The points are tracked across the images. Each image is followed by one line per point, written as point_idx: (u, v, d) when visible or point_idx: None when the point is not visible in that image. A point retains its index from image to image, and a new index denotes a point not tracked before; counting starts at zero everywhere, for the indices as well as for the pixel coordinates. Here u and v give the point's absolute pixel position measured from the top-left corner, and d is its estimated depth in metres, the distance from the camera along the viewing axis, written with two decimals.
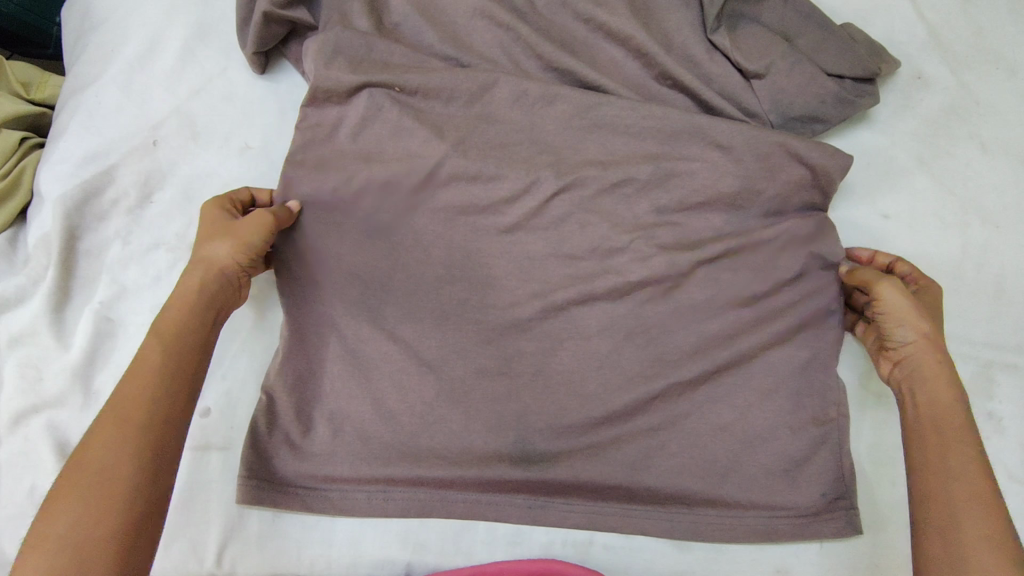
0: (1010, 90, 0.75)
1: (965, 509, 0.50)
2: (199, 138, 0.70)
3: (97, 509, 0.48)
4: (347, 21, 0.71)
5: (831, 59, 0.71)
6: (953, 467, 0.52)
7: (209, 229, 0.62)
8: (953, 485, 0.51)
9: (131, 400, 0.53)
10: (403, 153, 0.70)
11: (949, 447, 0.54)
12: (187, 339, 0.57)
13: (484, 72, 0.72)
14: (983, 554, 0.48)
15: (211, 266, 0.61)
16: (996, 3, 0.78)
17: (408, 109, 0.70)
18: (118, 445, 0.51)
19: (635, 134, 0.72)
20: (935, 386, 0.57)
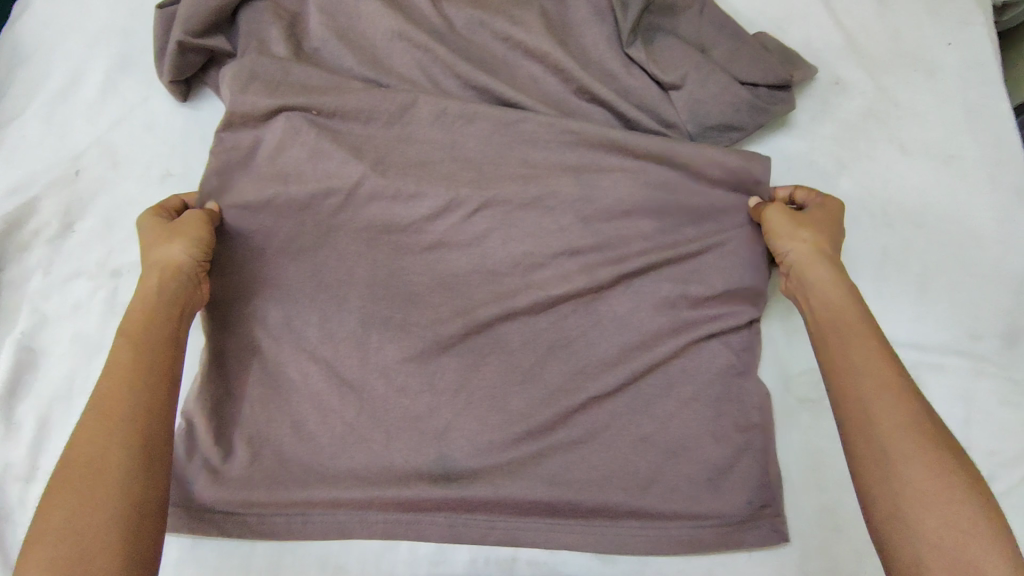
0: (928, 92, 0.78)
1: (878, 402, 0.53)
2: (120, 167, 0.72)
3: (86, 500, 0.49)
4: (267, 51, 0.73)
5: (744, 68, 0.74)
6: (858, 362, 0.56)
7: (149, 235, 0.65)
8: (860, 379, 0.55)
9: (111, 402, 0.54)
10: (324, 175, 0.71)
11: (850, 342, 0.58)
12: (158, 339, 0.59)
13: (402, 92, 0.73)
14: (898, 437, 0.51)
15: (164, 266, 0.63)
16: (915, 7, 0.81)
17: (326, 132, 0.72)
18: (101, 442, 0.52)
19: (553, 148, 0.72)
20: (825, 288, 0.62)
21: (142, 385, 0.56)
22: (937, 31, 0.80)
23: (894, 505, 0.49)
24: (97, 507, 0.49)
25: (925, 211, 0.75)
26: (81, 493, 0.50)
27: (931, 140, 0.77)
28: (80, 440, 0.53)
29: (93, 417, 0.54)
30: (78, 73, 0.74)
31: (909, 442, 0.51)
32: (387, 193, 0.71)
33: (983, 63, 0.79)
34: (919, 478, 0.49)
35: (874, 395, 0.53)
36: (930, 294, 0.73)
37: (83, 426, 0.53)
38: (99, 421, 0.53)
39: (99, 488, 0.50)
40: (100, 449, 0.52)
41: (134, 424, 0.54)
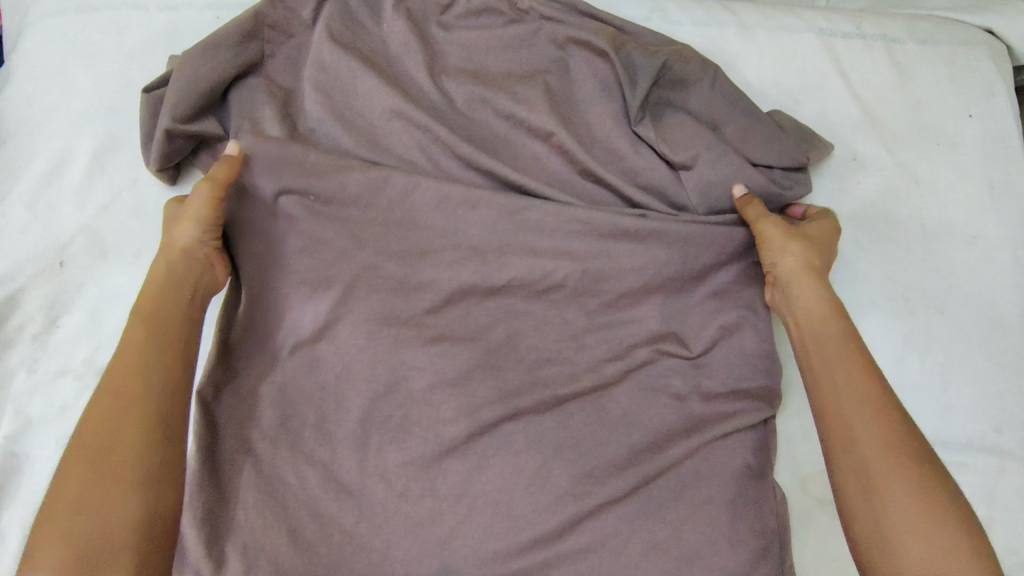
0: (949, 169, 0.76)
1: (860, 423, 0.54)
2: (107, 256, 0.69)
3: (112, 482, 0.51)
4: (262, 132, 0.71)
5: (758, 148, 0.71)
6: (842, 384, 0.57)
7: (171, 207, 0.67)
8: (844, 403, 0.56)
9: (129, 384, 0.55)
10: (322, 266, 0.69)
11: (835, 363, 0.59)
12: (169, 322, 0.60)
13: (403, 175, 0.70)
14: (880, 458, 0.52)
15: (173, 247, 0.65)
16: (936, 76, 0.78)
17: (324, 220, 0.70)
18: (117, 426, 0.53)
19: (562, 238, 0.69)
20: (812, 304, 0.63)
21: (158, 370, 0.57)
22: (959, 101, 0.77)
23: (873, 523, 0.51)
24: (116, 486, 0.51)
25: (946, 295, 0.72)
26: (103, 476, 0.51)
27: (951, 219, 0.74)
28: (93, 422, 0.53)
29: (110, 399, 0.54)
30: (60, 155, 0.71)
31: (891, 464, 0.52)
32: (388, 285, 0.69)
33: (1004, 138, 0.77)
34: (905, 505, 0.50)
35: (859, 417, 0.55)
36: (950, 381, 0.70)
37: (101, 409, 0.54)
38: (114, 404, 0.54)
39: (119, 473, 0.51)
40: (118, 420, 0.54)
41: (152, 407, 0.55)
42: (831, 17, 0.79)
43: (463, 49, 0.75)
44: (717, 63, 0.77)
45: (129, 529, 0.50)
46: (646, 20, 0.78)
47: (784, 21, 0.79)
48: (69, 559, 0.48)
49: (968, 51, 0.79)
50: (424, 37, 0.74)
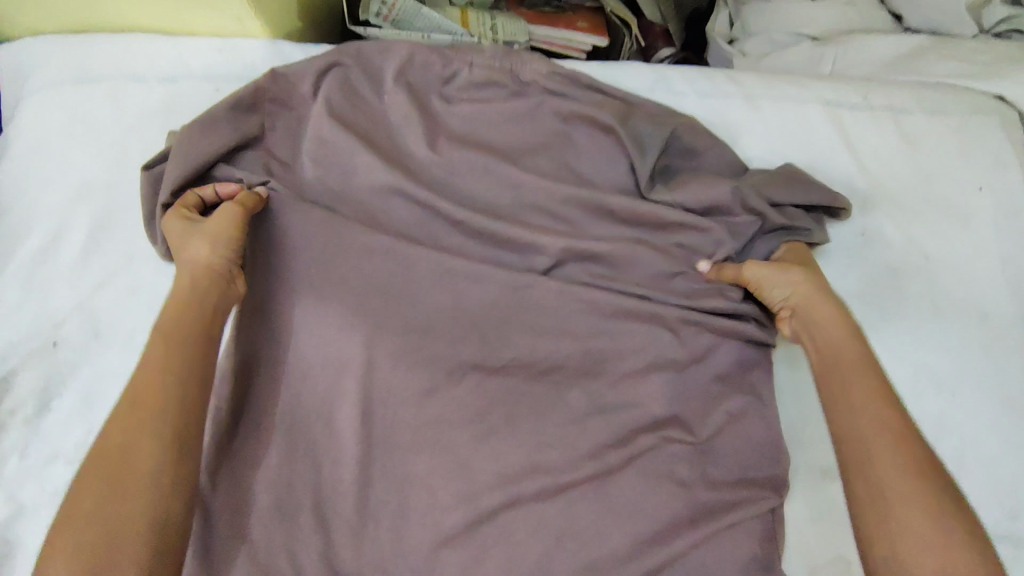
0: (959, 242, 0.74)
1: (878, 443, 0.52)
2: (102, 337, 0.68)
3: (125, 481, 0.49)
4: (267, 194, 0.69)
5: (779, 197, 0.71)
6: (858, 402, 0.55)
7: (179, 233, 0.64)
8: (860, 421, 0.54)
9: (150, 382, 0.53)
10: (321, 341, 0.66)
11: (851, 380, 0.57)
12: (184, 336, 0.57)
13: (410, 248, 0.68)
14: (899, 478, 0.50)
15: (196, 266, 0.61)
16: (946, 146, 0.77)
17: (320, 290, 0.67)
18: (127, 447, 0.50)
19: (564, 315, 0.68)
20: (829, 326, 0.61)
21: (173, 388, 0.54)
22: (970, 174, 0.76)
23: (887, 543, 0.49)
24: (128, 487, 0.48)
25: (957, 374, 0.71)
26: (112, 481, 0.48)
27: (961, 295, 0.73)
28: (107, 442, 0.51)
29: (123, 418, 0.51)
30: (58, 230, 0.70)
31: (912, 484, 0.50)
32: (388, 365, 0.66)
33: (1016, 212, 0.76)
34: (922, 527, 0.48)
35: (883, 435, 0.52)
36: (962, 465, 0.68)
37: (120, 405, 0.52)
38: (126, 424, 0.51)
39: (125, 497, 0.48)
40: (139, 415, 0.52)
41: (164, 428, 0.52)
42: (837, 88, 0.79)
43: (464, 122, 0.74)
44: (722, 135, 0.76)
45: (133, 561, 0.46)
46: (649, 91, 0.78)
47: (790, 92, 0.78)
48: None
49: (979, 121, 0.78)
50: (426, 110, 0.73)
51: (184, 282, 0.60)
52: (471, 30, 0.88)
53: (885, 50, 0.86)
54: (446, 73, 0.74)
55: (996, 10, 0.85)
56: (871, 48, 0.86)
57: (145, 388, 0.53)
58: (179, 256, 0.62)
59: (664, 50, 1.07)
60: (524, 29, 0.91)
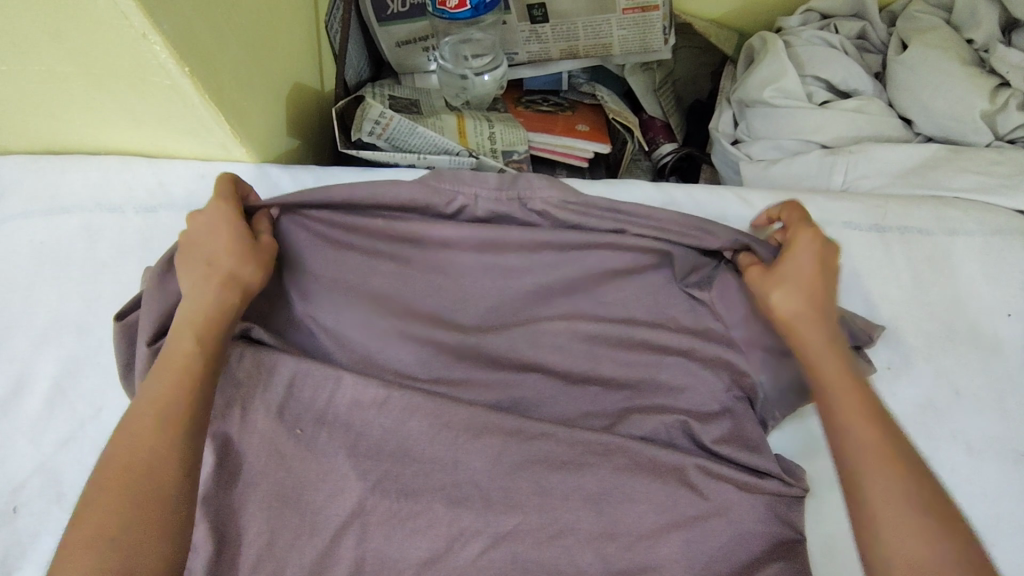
0: (991, 375, 0.70)
1: (874, 489, 0.52)
2: (65, 501, 0.62)
3: (145, 514, 0.49)
4: (249, 341, 0.63)
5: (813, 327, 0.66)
6: (855, 443, 0.54)
7: (213, 231, 0.61)
8: (863, 462, 0.53)
9: (174, 406, 0.54)
10: (308, 509, 0.60)
11: (847, 416, 0.55)
12: (211, 351, 0.57)
13: (405, 396, 0.62)
14: (894, 486, 0.51)
15: (236, 288, 0.60)
16: (969, 269, 0.74)
17: (304, 450, 0.61)
18: (154, 468, 0.51)
19: (576, 468, 0.62)
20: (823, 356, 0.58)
21: (198, 406, 0.55)
22: (996, 300, 0.73)
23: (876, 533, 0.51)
24: (151, 523, 0.49)
25: (1001, 524, 0.65)
26: (136, 509, 0.49)
27: (996, 435, 0.68)
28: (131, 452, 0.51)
29: (151, 437, 0.52)
30: (23, 376, 0.66)
31: (904, 491, 0.51)
32: (386, 533, 0.59)
33: None
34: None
35: (877, 451, 0.53)
36: None
37: (141, 426, 0.53)
38: (153, 438, 0.52)
39: (151, 530, 0.49)
40: (162, 436, 0.52)
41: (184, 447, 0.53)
42: (853, 207, 0.75)
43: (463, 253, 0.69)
44: None
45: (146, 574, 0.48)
46: None
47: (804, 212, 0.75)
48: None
49: (1004, 242, 0.75)
50: (424, 238, 0.69)
51: (214, 290, 0.59)
52: (469, 143, 0.84)
53: (899, 160, 0.82)
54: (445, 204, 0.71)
55: (1012, 115, 0.82)
56: (884, 158, 0.82)
57: (167, 408, 0.53)
58: (223, 266, 0.60)
59: (665, 146, 1.03)
60: (524, 138, 0.87)
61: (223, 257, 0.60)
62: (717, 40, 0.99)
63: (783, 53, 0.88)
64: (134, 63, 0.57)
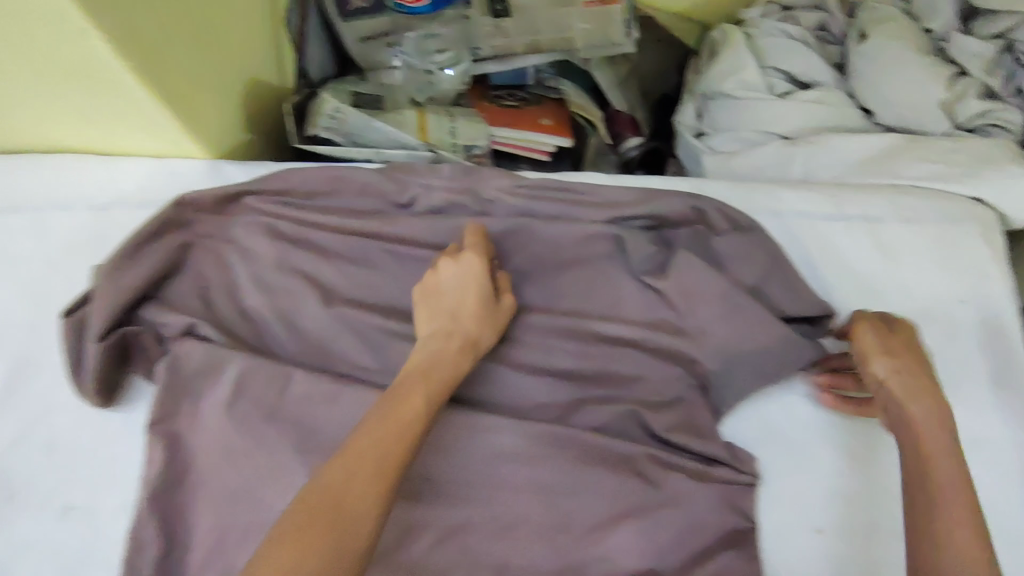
0: (946, 360, 0.71)
1: (953, 542, 0.47)
2: (15, 500, 0.62)
3: (333, 553, 0.46)
4: (196, 337, 0.63)
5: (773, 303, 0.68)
6: (940, 487, 0.50)
7: (462, 288, 0.64)
8: (949, 509, 0.49)
9: (391, 440, 0.53)
10: (257, 505, 0.59)
11: (935, 469, 0.51)
12: (432, 403, 0.57)
13: (356, 390, 0.61)
14: (971, 540, 0.47)
15: (468, 348, 0.61)
16: (926, 257, 0.74)
17: (255, 445, 0.61)
18: (353, 512, 0.48)
19: (527, 458, 0.62)
20: (919, 416, 0.55)
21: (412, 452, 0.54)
22: (950, 288, 0.73)
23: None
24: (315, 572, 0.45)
25: None
26: (337, 550, 0.46)
27: None
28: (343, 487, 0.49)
29: (343, 476, 0.50)
30: None
31: (981, 549, 0.47)
32: None
33: (1003, 330, 0.72)
34: None
35: (956, 504, 0.49)
36: None
37: (367, 460, 0.51)
38: (369, 481, 0.50)
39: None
40: (379, 473, 0.51)
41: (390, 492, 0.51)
42: (810, 198, 0.76)
43: (418, 246, 0.69)
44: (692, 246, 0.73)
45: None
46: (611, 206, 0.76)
47: (760, 203, 0.75)
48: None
49: (959, 231, 0.75)
50: (378, 231, 0.69)
51: (448, 344, 0.60)
52: (430, 139, 0.85)
53: (858, 150, 0.83)
54: (402, 198, 0.70)
55: (971, 104, 0.83)
56: (843, 148, 0.83)
57: (398, 442, 0.53)
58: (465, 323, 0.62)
59: (633, 139, 1.04)
60: (484, 133, 0.87)
61: (468, 319, 0.62)
62: (679, 33, 1.00)
63: (741, 47, 0.89)
64: (83, 61, 0.57)
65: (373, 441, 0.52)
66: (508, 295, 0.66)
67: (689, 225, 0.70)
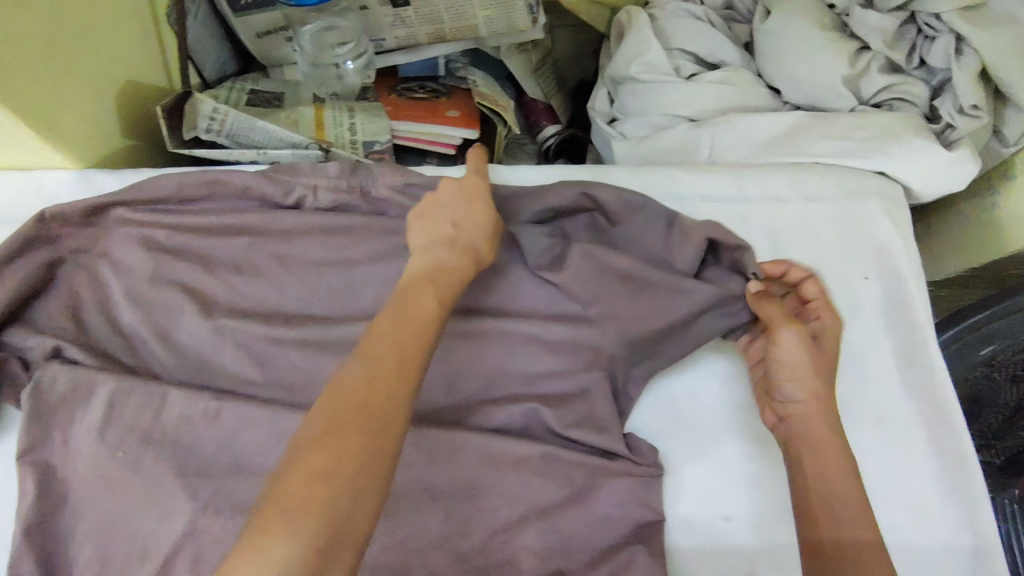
0: (850, 336, 0.71)
1: (833, 491, 0.56)
2: None
3: (373, 452, 0.44)
4: (63, 360, 0.60)
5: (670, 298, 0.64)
6: (823, 449, 0.58)
7: (464, 201, 0.62)
8: (830, 466, 0.57)
9: (409, 338, 0.50)
10: (136, 534, 0.56)
11: (822, 436, 0.59)
12: (444, 308, 0.54)
13: (241, 404, 0.59)
14: (849, 489, 0.56)
15: (469, 253, 0.59)
16: (828, 234, 0.74)
17: (129, 471, 0.57)
18: (385, 411, 0.46)
19: (425, 465, 0.60)
20: (810, 407, 0.60)
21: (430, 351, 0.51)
22: (854, 263, 0.73)
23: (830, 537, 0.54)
24: (362, 468, 0.43)
25: None
26: (372, 450, 0.44)
27: (854, 399, 0.69)
28: (370, 382, 0.47)
29: (372, 377, 0.47)
30: None
31: (853, 490, 0.56)
32: (218, 552, 0.55)
33: (906, 302, 0.72)
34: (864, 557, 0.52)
35: (840, 462, 0.57)
36: None
37: (383, 362, 0.48)
38: (393, 384, 0.47)
39: (371, 479, 0.43)
40: (392, 371, 0.48)
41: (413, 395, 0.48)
42: (712, 180, 0.75)
43: (305, 249, 0.65)
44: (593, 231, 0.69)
45: (365, 526, 0.43)
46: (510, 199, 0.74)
47: (663, 188, 0.74)
48: (305, 554, 0.39)
49: (859, 205, 0.75)
50: (262, 236, 0.66)
51: (460, 256, 0.58)
52: (328, 136, 0.82)
53: (765, 129, 0.82)
54: (289, 200, 0.67)
55: (874, 78, 0.83)
56: (748, 127, 0.82)
57: (413, 341, 0.50)
58: (463, 233, 0.59)
59: (549, 128, 1.02)
60: (386, 127, 0.85)
61: (468, 231, 0.60)
62: (588, 16, 0.98)
63: (647, 27, 0.88)
64: None
65: (394, 335, 0.50)
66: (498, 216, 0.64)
67: (587, 211, 0.69)
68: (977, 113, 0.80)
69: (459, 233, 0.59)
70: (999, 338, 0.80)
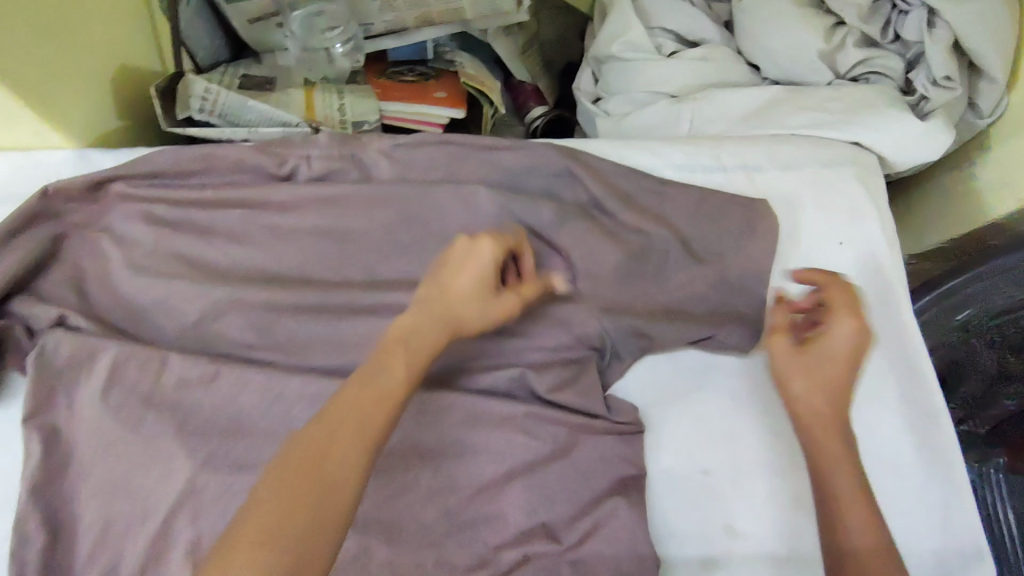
0: None
1: (845, 499, 0.55)
2: None
3: (318, 514, 0.44)
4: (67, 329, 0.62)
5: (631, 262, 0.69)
6: (828, 454, 0.57)
7: (468, 272, 0.58)
8: (835, 469, 0.56)
9: (373, 398, 0.50)
10: (138, 493, 0.58)
11: (823, 442, 0.58)
12: (416, 373, 0.53)
13: (238, 368, 0.61)
14: (854, 498, 0.55)
15: (453, 324, 0.56)
16: (805, 201, 0.76)
17: (133, 432, 0.60)
18: (336, 469, 0.46)
19: (416, 423, 0.63)
20: (811, 403, 0.59)
21: (395, 408, 0.50)
22: (828, 229, 0.75)
23: (840, 538, 0.54)
24: (304, 529, 0.44)
25: None
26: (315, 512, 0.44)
27: None
28: (326, 446, 0.47)
29: (327, 435, 0.47)
30: None
31: (857, 497, 0.55)
32: (218, 507, 0.58)
33: (877, 263, 0.74)
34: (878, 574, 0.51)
35: (843, 473, 0.56)
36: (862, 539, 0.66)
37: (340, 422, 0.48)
38: (350, 444, 0.47)
39: (317, 539, 0.44)
40: (347, 433, 0.48)
41: (370, 456, 0.48)
42: (690, 151, 0.77)
43: (297, 221, 0.68)
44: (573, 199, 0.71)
45: None
46: None
47: (642, 159, 0.77)
48: None
49: (833, 173, 0.77)
50: (255, 208, 0.68)
51: (438, 324, 0.56)
52: (316, 117, 0.85)
53: (742, 103, 0.84)
54: (282, 171, 0.70)
55: (850, 53, 0.85)
56: (726, 102, 0.85)
57: (376, 402, 0.49)
58: (450, 301, 0.57)
59: (537, 109, 1.05)
60: (375, 108, 0.89)
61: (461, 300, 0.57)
62: None
63: (626, 7, 0.90)
64: None
65: (359, 399, 0.49)
66: (512, 291, 0.61)
67: (570, 181, 0.71)
68: (950, 84, 0.81)
69: (445, 302, 0.57)
70: (973, 303, 0.82)
